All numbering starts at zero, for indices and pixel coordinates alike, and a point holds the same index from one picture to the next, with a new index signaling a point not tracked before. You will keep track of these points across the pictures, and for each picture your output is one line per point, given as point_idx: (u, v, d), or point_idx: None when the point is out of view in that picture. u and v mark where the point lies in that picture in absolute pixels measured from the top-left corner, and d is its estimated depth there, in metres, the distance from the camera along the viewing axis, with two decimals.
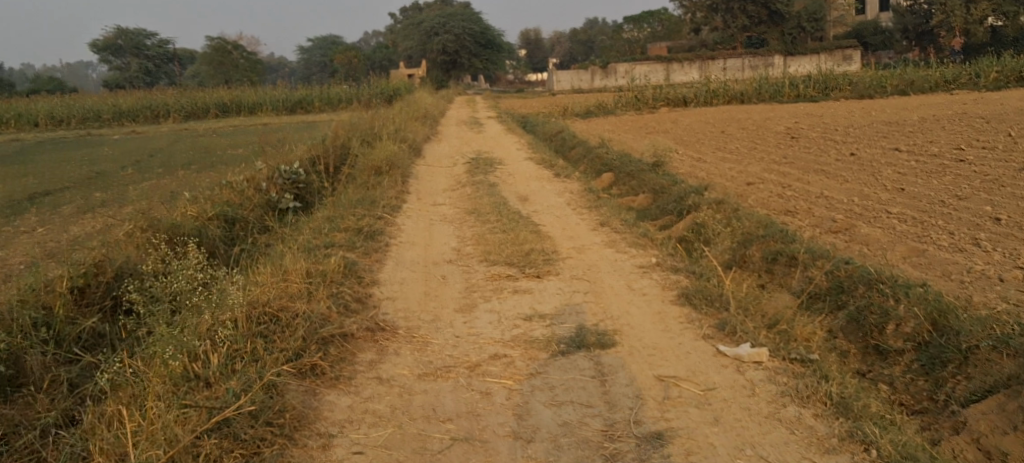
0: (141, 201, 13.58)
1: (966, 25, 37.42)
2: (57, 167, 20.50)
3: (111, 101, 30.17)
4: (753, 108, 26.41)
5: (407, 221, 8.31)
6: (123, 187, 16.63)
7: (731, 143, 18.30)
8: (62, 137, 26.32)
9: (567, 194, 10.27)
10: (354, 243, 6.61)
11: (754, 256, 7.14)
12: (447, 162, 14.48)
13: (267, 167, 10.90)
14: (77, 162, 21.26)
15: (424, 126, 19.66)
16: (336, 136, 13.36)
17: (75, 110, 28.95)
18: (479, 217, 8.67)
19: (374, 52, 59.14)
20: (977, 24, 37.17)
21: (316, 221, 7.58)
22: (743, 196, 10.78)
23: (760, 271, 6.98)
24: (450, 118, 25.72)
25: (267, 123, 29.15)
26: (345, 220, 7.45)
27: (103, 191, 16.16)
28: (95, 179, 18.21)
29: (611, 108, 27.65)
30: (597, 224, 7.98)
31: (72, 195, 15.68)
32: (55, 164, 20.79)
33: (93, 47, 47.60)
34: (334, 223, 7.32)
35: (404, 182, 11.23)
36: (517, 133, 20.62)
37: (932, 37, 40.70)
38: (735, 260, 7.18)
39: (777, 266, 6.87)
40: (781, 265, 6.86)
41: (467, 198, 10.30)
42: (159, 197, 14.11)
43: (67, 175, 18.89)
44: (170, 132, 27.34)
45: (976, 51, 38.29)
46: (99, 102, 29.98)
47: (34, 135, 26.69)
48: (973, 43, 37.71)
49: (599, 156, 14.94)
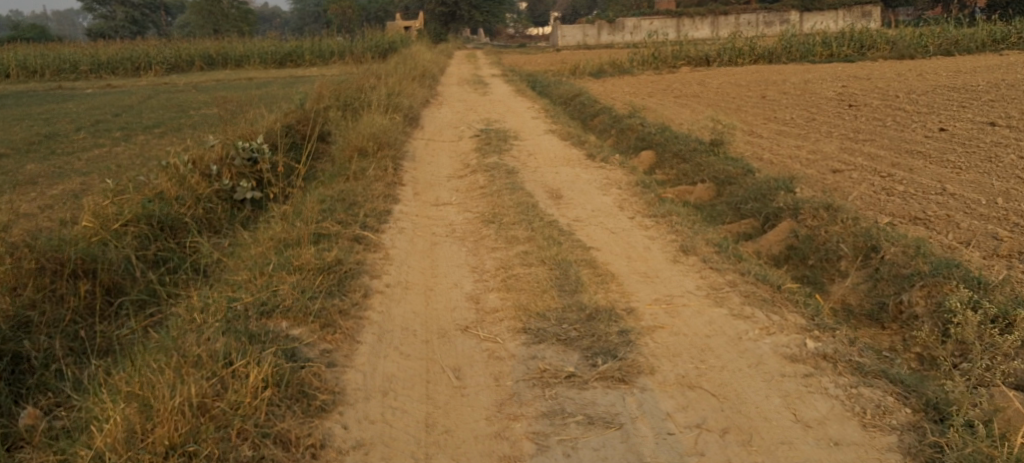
0: (87, 179, 11.14)
1: None
2: (9, 126, 17.82)
3: (89, 51, 27.32)
4: (784, 68, 23.53)
5: (397, 239, 5.79)
6: (75, 154, 14.07)
7: (778, 112, 15.57)
8: (30, 90, 23.52)
9: (612, 189, 7.84)
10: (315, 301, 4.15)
11: (1014, 343, 4.08)
12: (450, 135, 11.88)
13: (219, 143, 8.41)
14: (35, 121, 18.57)
15: (422, 88, 16.96)
16: (316, 102, 10.77)
17: (48, 60, 25.96)
18: (501, 231, 6.15)
19: (371, 4, 56.06)
20: None
21: (263, 247, 5.12)
22: (842, 192, 8.15)
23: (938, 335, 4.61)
24: (451, 76, 23.06)
25: (253, 77, 26.38)
26: (305, 246, 4.96)
27: (49, 160, 13.58)
28: (49, 142, 15.68)
29: (627, 67, 24.85)
30: (675, 248, 5.49)
31: (9, 165, 13.10)
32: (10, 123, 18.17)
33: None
34: (287, 253, 4.87)
35: (397, 168, 8.66)
36: (529, 95, 17.95)
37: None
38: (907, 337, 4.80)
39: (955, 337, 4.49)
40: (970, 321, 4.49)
41: (480, 194, 7.74)
42: (107, 172, 11.59)
43: (15, 137, 16.21)
44: (148, 86, 24.56)
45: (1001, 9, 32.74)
46: (75, 52, 27.10)
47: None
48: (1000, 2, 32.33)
49: (634, 129, 12.43)
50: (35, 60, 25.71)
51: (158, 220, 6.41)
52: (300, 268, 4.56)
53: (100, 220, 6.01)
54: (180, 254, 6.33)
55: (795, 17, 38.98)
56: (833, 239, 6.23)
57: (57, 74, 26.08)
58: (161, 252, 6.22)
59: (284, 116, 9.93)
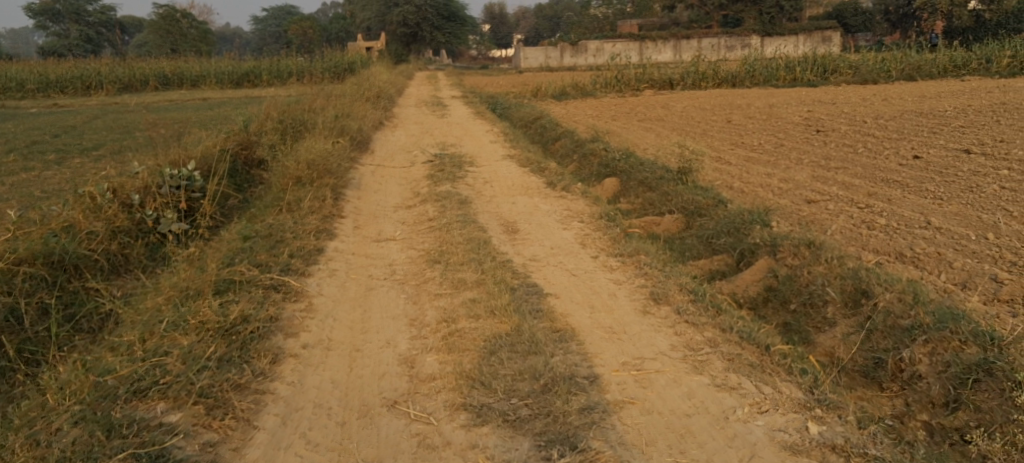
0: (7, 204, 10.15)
1: (950, 8, 31.99)
2: None
3: (36, 69, 25.82)
4: (748, 92, 23.18)
5: (325, 283, 5.02)
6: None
7: (745, 137, 15.10)
8: None
9: (575, 223, 7.20)
10: (208, 379, 3.44)
11: None
12: (402, 161, 11.14)
13: (145, 170, 7.57)
14: None
15: (376, 109, 16.17)
16: (258, 125, 10.02)
17: None
18: (448, 273, 5.43)
19: (332, 24, 55.24)
20: (963, 6, 31.67)
21: (162, 296, 4.32)
22: (820, 227, 7.61)
23: (945, 400, 4.04)
24: (409, 98, 22.33)
25: (208, 97, 25.29)
26: (209, 297, 4.18)
27: None
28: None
29: (589, 90, 24.41)
30: (645, 295, 4.82)
31: None
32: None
33: (26, 10, 42.21)
34: (188, 305, 4.10)
35: (339, 198, 7.89)
36: (488, 118, 17.27)
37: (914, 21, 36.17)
38: (912, 402, 4.16)
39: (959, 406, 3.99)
40: (984, 385, 3.92)
41: (428, 227, 7.02)
42: (29, 197, 10.60)
43: None
44: (97, 105, 23.26)
45: (957, 36, 32.77)
46: (21, 69, 25.56)
47: None
48: (957, 28, 32.24)
49: (597, 154, 11.84)
50: None
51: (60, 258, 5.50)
52: (199, 327, 3.79)
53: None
54: (85, 298, 5.45)
55: (756, 41, 38.97)
56: (817, 281, 5.66)
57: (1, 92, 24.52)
58: (64, 296, 5.37)
59: (225, 138, 9.21)
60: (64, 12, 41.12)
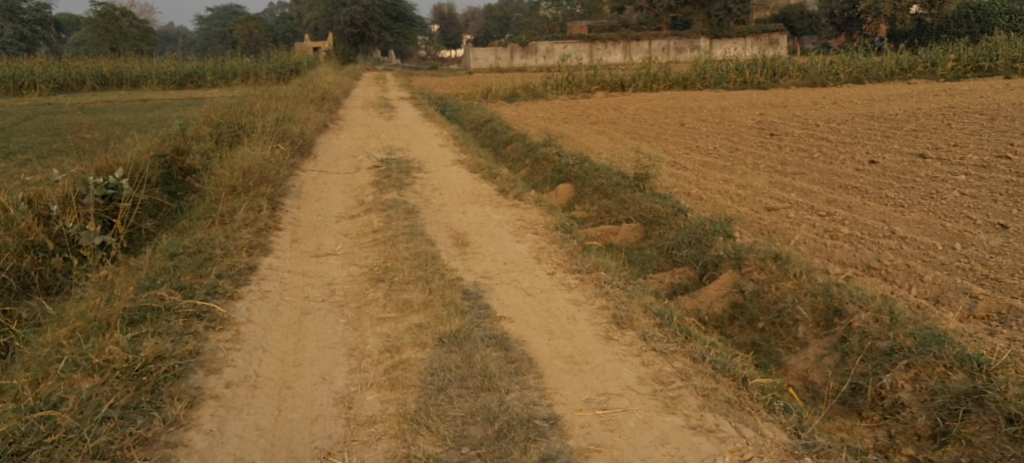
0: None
1: (893, 12, 32.52)
2: None
3: None
4: (699, 95, 23.11)
5: (254, 307, 4.46)
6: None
7: (698, 141, 14.92)
8: None
9: (530, 234, 6.81)
10: (109, 434, 2.93)
11: None
12: (347, 166, 10.63)
13: (67, 178, 6.88)
14: None
15: (320, 111, 15.57)
16: (195, 130, 9.51)
17: None
18: (392, 293, 4.96)
19: (278, 24, 54.00)
20: (905, 10, 32.23)
21: (56, 328, 3.70)
22: (783, 237, 7.36)
23: (931, 431, 3.92)
24: (357, 99, 21.68)
25: (146, 98, 24.17)
26: (115, 330, 3.58)
27: None
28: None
29: (540, 92, 24.09)
30: (607, 320, 4.47)
31: None
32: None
33: None
34: (86, 338, 3.52)
35: (276, 209, 7.37)
36: (437, 120, 16.79)
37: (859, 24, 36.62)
38: (898, 433, 4.04)
39: (952, 445, 3.77)
40: (974, 416, 3.77)
41: (372, 240, 6.55)
42: None
43: None
44: (28, 105, 21.44)
45: (900, 40, 33.33)
46: None
47: None
48: (900, 31, 32.77)
49: (551, 159, 11.48)
50: None
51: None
52: (99, 369, 3.26)
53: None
54: None
55: (704, 43, 39.13)
56: (786, 298, 5.41)
57: None
58: None
59: (161, 143, 8.74)
60: None
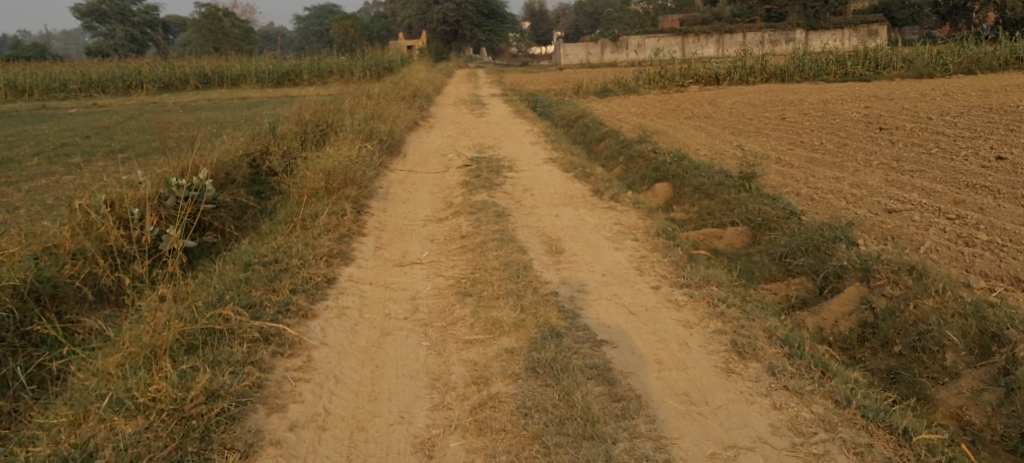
0: (21, 205, 9.52)
1: None
2: None
3: (79, 68, 24.66)
4: (798, 88, 21.88)
5: (330, 327, 4.08)
6: (20, 169, 12.39)
7: (802, 136, 14.00)
8: (12, 109, 20.85)
9: (630, 240, 6.25)
10: None
11: None
12: (436, 165, 10.30)
13: (148, 180, 6.69)
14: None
15: (411, 109, 15.35)
16: (283, 128, 9.32)
17: (37, 78, 23.29)
18: (481, 310, 4.50)
19: (372, 23, 54.76)
20: None
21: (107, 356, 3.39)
22: (912, 244, 6.54)
23: None
24: (447, 96, 21.46)
25: (245, 96, 24.56)
26: (172, 361, 3.23)
27: None
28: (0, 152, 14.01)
29: (632, 86, 23.32)
30: (724, 347, 3.90)
31: None
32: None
33: (73, 10, 41.68)
34: (134, 369, 3.18)
35: (361, 212, 7.04)
36: (528, 117, 16.34)
37: (966, 12, 34.22)
38: None
39: None
40: None
41: (459, 246, 6.12)
42: (43, 198, 9.85)
43: None
44: (136, 105, 22.07)
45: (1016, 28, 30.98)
46: (65, 69, 24.44)
47: None
48: (1016, 19, 30.47)
49: (647, 156, 10.84)
50: (23, 78, 23.07)
51: (34, 287, 4.87)
52: (147, 407, 2.91)
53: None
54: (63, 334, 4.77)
55: (802, 35, 37.46)
56: (930, 319, 4.69)
57: (45, 93, 23.32)
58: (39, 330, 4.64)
59: (247, 141, 8.56)
60: (110, 13, 40.82)
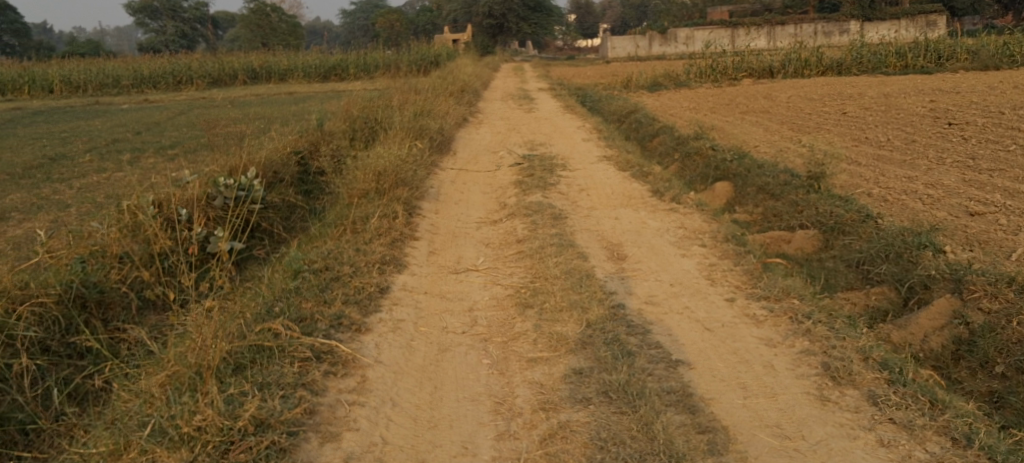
0: (72, 203, 9.53)
1: None
2: (27, 135, 16.11)
3: (132, 64, 24.99)
4: (857, 81, 21.04)
5: (385, 344, 3.85)
6: (73, 165, 12.48)
7: (867, 132, 13.25)
8: (67, 105, 21.19)
9: (695, 245, 5.90)
10: None
11: None
12: (487, 163, 10.05)
13: (195, 179, 6.52)
14: (54, 129, 16.75)
15: (460, 105, 15.11)
16: (333, 126, 9.16)
17: (91, 74, 23.68)
18: (543, 325, 4.21)
19: (418, 17, 54.77)
20: None
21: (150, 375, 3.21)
22: (1001, 251, 6.06)
23: None
24: (494, 91, 21.19)
25: (293, 91, 24.63)
26: (218, 384, 3.03)
27: (46, 173, 11.86)
28: (55, 148, 14.16)
29: (683, 80, 22.76)
30: (814, 370, 3.55)
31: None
32: (26, 129, 16.72)
33: (127, 8, 42.44)
34: (177, 392, 2.99)
35: (413, 214, 6.81)
36: (578, 112, 15.98)
37: None
38: None
39: None
40: None
41: (516, 251, 5.85)
42: (94, 196, 9.86)
43: (25, 147, 14.47)
44: (186, 100, 22.27)
45: None
46: (119, 65, 24.79)
47: (37, 101, 21.83)
48: None
49: (704, 153, 10.42)
50: (78, 74, 23.47)
51: (80, 294, 4.72)
52: (190, 440, 2.71)
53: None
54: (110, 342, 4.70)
55: (856, 26, 36.27)
56: None
57: (99, 89, 23.69)
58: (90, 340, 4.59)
59: (297, 139, 8.41)
60: (162, 9, 41.44)
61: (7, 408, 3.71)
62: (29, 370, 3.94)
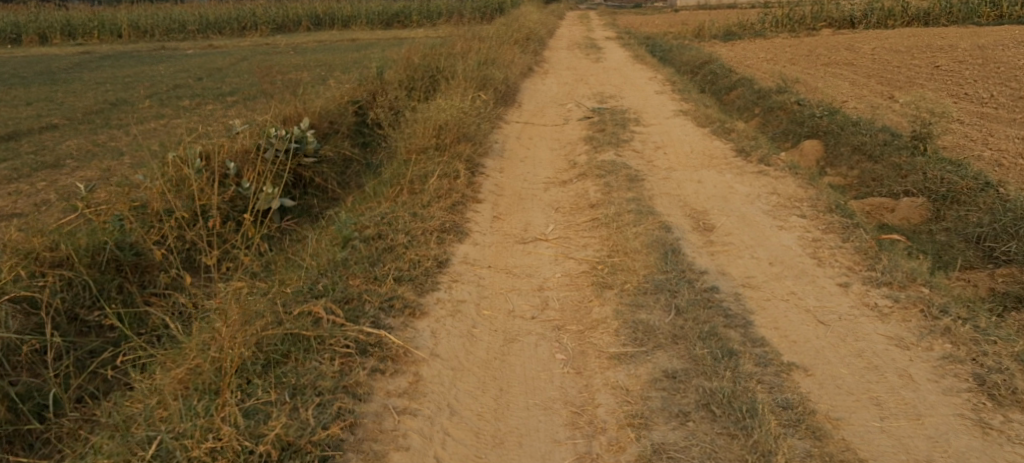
0: (127, 151, 9.26)
1: None
2: (93, 78, 16.00)
3: (198, 9, 24.75)
4: (948, 32, 18.83)
5: (444, 333, 3.42)
6: (134, 111, 12.24)
7: (965, 87, 11.60)
8: (134, 49, 21.08)
9: (793, 215, 5.20)
10: None
11: None
12: (554, 116, 9.41)
13: (246, 128, 6.13)
14: (119, 73, 16.62)
15: (524, 53, 14.34)
16: (393, 75, 8.63)
17: (159, 19, 23.56)
18: (625, 312, 3.64)
19: None
20: None
21: (172, 378, 2.83)
22: None
23: None
24: (560, 40, 20.29)
25: (355, 38, 24.11)
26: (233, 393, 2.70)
27: (107, 118, 11.64)
28: (118, 93, 13.97)
29: (758, 29, 21.42)
30: (966, 383, 2.87)
31: (60, 123, 11.15)
32: (91, 73, 16.63)
33: None
34: (194, 401, 2.70)
35: (475, 173, 6.25)
36: (648, 63, 15.06)
37: None
38: None
39: None
40: None
41: (589, 218, 5.26)
42: (151, 143, 9.58)
43: (89, 90, 14.33)
44: (250, 47, 21.97)
45: None
46: (185, 11, 24.59)
47: (105, 45, 21.78)
48: None
49: (789, 108, 9.54)
50: (146, 19, 23.37)
51: (115, 257, 4.30)
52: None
53: (23, 252, 4.03)
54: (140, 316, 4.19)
55: None
56: None
57: (166, 34, 23.55)
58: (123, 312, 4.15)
59: (353, 90, 7.92)
60: None
61: (25, 389, 3.40)
62: (51, 345, 3.65)
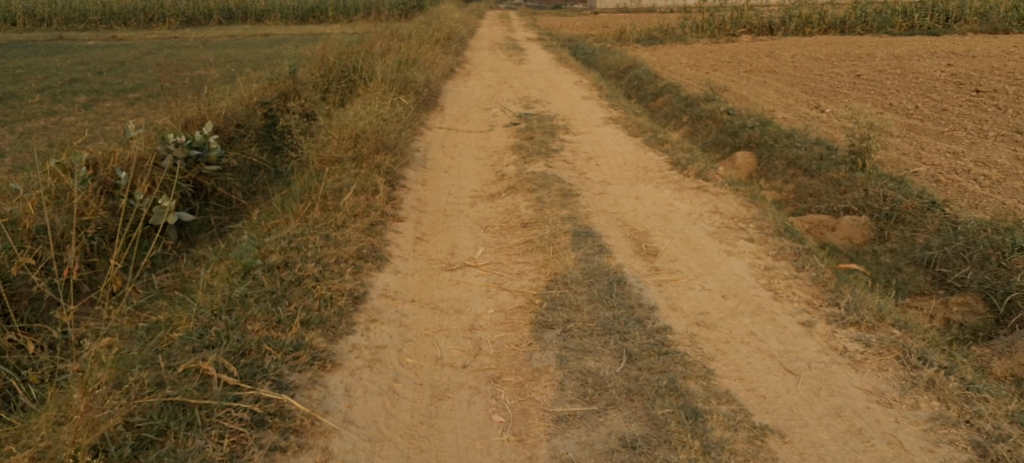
0: (8, 151, 8.30)
1: None
2: None
3: None
4: (862, 40, 19.28)
5: (361, 395, 2.89)
6: (19, 107, 11.10)
7: (887, 98, 11.63)
8: (27, 39, 19.47)
9: (739, 237, 4.86)
10: None
11: None
12: (478, 122, 8.92)
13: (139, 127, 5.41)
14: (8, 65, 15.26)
15: (446, 54, 13.79)
16: (304, 75, 7.95)
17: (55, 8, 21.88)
18: (569, 359, 3.16)
19: None
20: None
21: None
22: None
23: None
24: (482, 40, 19.78)
25: (268, 33, 22.98)
26: None
27: None
28: (3, 87, 12.71)
29: (679, 34, 21.34)
30: (966, 453, 2.61)
31: None
32: None
33: None
34: None
35: (395, 185, 5.68)
36: (573, 66, 14.73)
37: None
38: None
39: None
40: None
41: (523, 239, 4.79)
42: (35, 145, 8.62)
43: None
44: (155, 40, 20.63)
45: None
46: None
47: None
48: None
49: (719, 116, 9.32)
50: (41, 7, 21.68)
51: None
52: None
53: None
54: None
55: None
56: None
57: (64, 23, 21.88)
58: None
59: (258, 91, 7.21)
60: None
61: None
62: None
